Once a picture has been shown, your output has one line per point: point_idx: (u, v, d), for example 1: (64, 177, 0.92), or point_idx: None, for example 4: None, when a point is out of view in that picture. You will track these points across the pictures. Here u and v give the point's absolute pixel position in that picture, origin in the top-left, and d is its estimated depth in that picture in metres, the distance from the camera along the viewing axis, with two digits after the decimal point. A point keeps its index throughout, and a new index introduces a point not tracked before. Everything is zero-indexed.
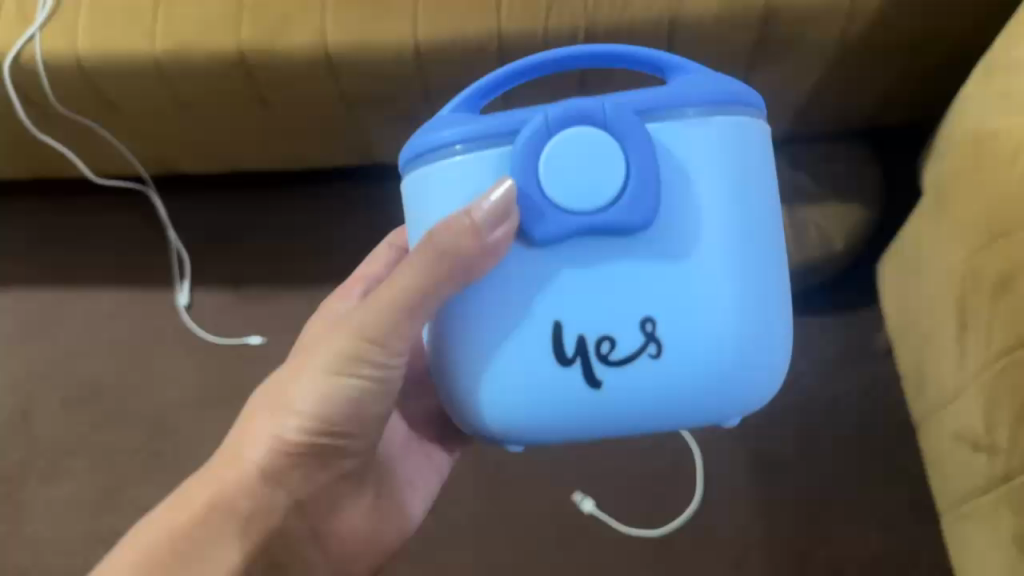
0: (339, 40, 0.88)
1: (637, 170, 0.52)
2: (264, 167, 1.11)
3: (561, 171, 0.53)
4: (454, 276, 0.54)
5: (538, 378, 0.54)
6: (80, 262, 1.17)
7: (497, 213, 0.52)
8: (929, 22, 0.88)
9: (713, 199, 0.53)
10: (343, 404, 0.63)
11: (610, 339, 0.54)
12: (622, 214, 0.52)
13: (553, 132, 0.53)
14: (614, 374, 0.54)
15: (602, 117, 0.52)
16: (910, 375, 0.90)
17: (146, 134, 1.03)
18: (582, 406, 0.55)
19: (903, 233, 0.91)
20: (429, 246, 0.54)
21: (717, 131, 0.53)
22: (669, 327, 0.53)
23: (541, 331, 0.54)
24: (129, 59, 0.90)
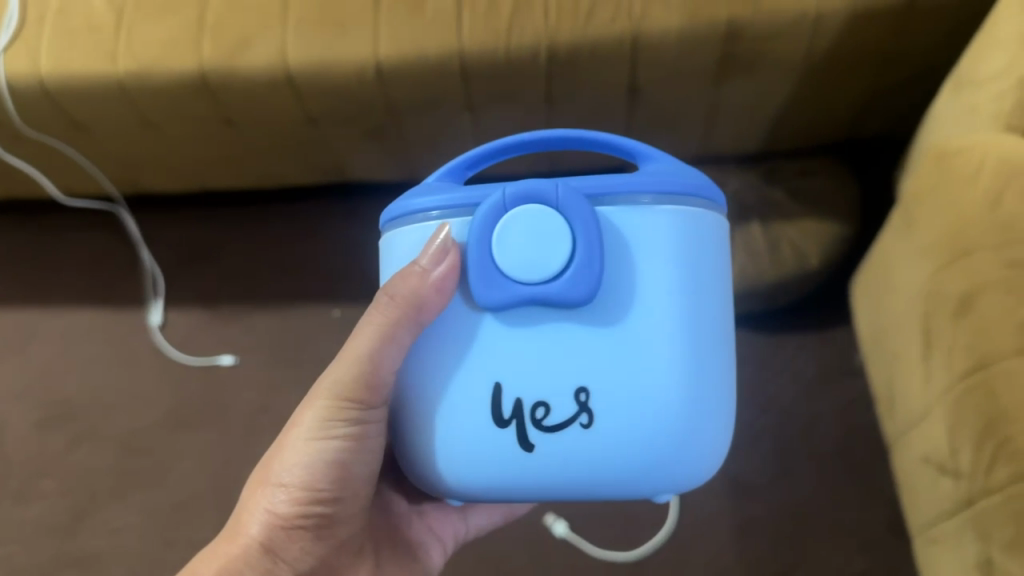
0: (300, 59, 0.88)
1: (583, 248, 0.52)
2: (232, 185, 1.10)
3: (510, 245, 0.53)
4: (405, 321, 0.56)
5: (476, 438, 0.55)
6: (53, 282, 1.17)
7: (439, 253, 0.54)
8: (894, 38, 0.87)
9: (655, 275, 0.53)
10: (325, 466, 0.62)
11: (544, 406, 0.53)
12: (563, 287, 0.52)
13: (508, 207, 0.53)
14: (546, 440, 0.54)
15: (553, 197, 0.53)
16: (881, 395, 0.88)
17: (114, 153, 1.02)
18: (512, 469, 0.55)
19: (872, 256, 0.90)
20: (386, 297, 0.56)
21: (667, 217, 0.53)
22: (602, 399, 0.53)
23: (481, 391, 0.54)
24: (91, 81, 0.90)
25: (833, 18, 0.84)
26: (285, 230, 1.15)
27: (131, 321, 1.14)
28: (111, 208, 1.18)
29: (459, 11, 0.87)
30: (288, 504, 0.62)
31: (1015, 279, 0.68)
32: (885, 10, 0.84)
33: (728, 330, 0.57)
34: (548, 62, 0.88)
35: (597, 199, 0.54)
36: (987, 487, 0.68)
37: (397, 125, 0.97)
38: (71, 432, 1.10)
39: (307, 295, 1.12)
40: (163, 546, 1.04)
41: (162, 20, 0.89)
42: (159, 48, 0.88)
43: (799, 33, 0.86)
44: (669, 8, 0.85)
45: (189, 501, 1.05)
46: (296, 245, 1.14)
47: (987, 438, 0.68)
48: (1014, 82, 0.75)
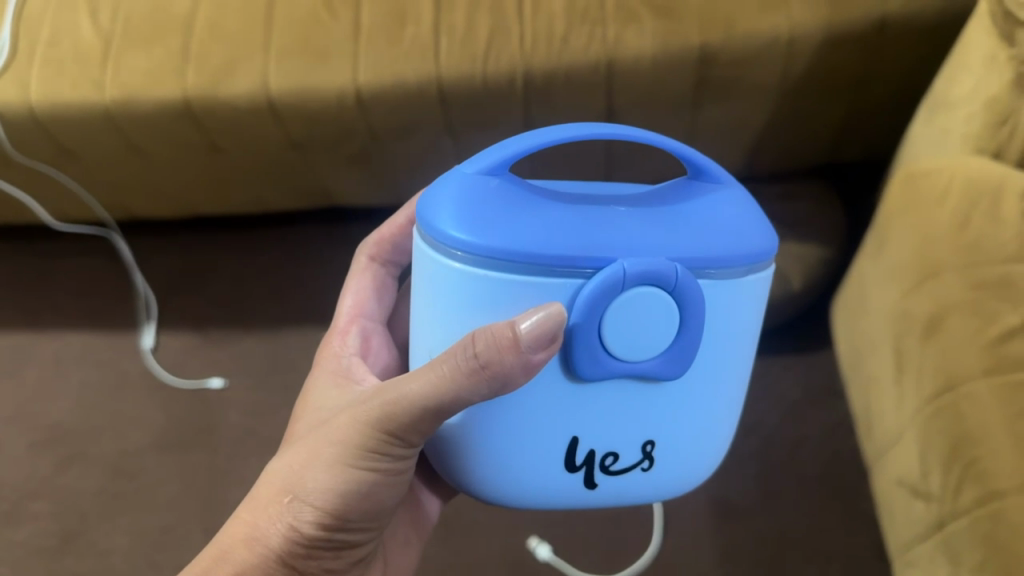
0: (281, 86, 0.89)
1: (689, 326, 0.49)
2: (222, 210, 1.12)
3: (619, 325, 0.48)
4: (481, 388, 0.48)
5: (538, 481, 0.52)
6: (49, 306, 1.20)
7: (541, 338, 0.46)
8: (868, 61, 0.88)
9: (734, 334, 0.52)
10: (356, 495, 0.56)
11: (614, 455, 0.52)
12: (660, 363, 0.50)
13: (625, 287, 0.47)
14: (610, 482, 0.53)
15: (672, 281, 0.48)
16: (861, 418, 0.87)
17: (105, 179, 1.04)
18: (561, 502, 0.54)
19: (850, 283, 0.89)
20: (464, 352, 0.47)
21: (755, 288, 0.51)
22: (663, 448, 0.53)
23: (556, 444, 0.51)
24: (79, 109, 0.92)
25: (806, 41, 0.86)
26: (276, 254, 1.18)
27: (124, 344, 1.16)
28: (103, 232, 1.20)
29: (436, 39, 0.88)
30: (312, 525, 0.57)
31: (981, 300, 0.68)
32: (857, 34, 0.86)
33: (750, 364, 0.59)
34: (525, 88, 0.89)
35: (701, 271, 0.49)
36: (956, 509, 0.67)
37: (382, 150, 0.99)
38: (63, 454, 1.11)
39: (297, 319, 1.13)
40: (148, 568, 1.03)
41: (149, 48, 0.91)
42: (145, 76, 0.90)
43: (774, 56, 0.87)
44: (643, 33, 0.86)
45: (174, 524, 1.05)
46: (290, 268, 1.17)
47: (954, 459, 0.67)
48: (979, 105, 0.75)
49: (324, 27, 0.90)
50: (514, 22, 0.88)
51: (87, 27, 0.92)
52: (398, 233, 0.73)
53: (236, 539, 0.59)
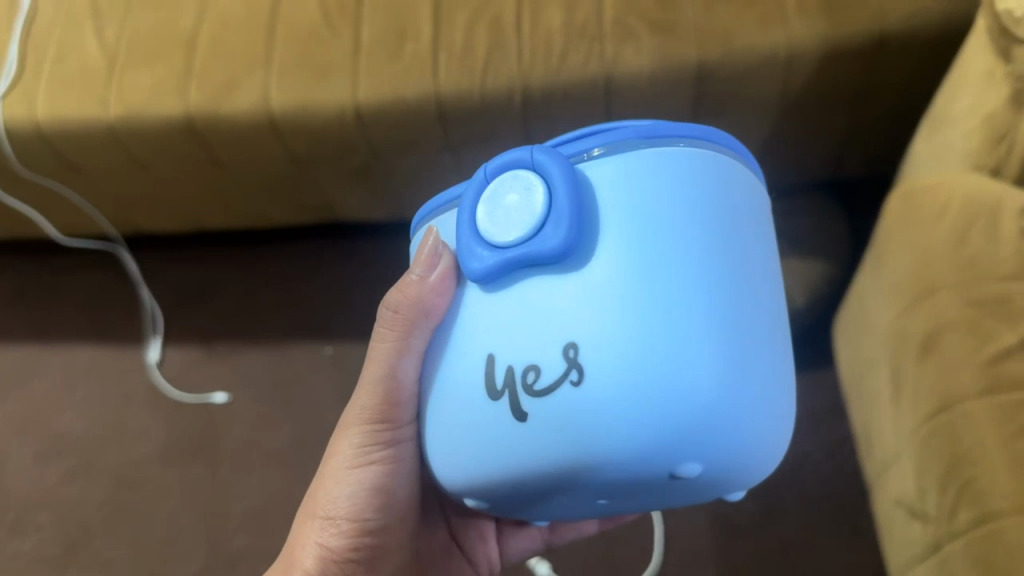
0: (282, 104, 0.90)
1: (560, 190, 0.44)
2: (227, 224, 1.13)
3: (493, 215, 0.47)
4: (413, 334, 0.54)
5: (476, 417, 0.47)
6: (56, 320, 1.21)
7: (430, 259, 0.52)
8: (867, 76, 0.88)
9: (665, 217, 0.44)
10: (364, 492, 0.62)
11: (534, 368, 0.44)
12: (547, 239, 0.44)
13: (491, 182, 0.48)
14: (542, 406, 0.44)
15: (529, 159, 0.46)
16: (860, 435, 0.86)
17: (109, 195, 1.06)
18: (512, 447, 0.46)
19: (852, 299, 0.88)
20: (391, 312, 0.56)
21: (665, 163, 0.45)
22: (596, 355, 0.43)
23: (475, 367, 0.47)
24: (83, 126, 0.93)
25: (804, 57, 0.85)
26: (282, 266, 1.18)
27: (133, 359, 1.17)
28: (110, 247, 1.22)
29: (435, 57, 0.89)
30: (337, 536, 0.63)
31: (976, 319, 0.68)
32: (855, 49, 0.85)
33: (765, 293, 0.48)
34: (522, 104, 0.89)
35: (579, 155, 0.46)
36: (952, 531, 0.66)
37: (382, 165, 0.99)
38: (69, 465, 1.12)
39: (299, 332, 1.13)
40: None
41: (152, 66, 0.93)
42: (147, 94, 0.92)
43: (772, 72, 0.86)
44: (640, 49, 0.86)
45: (177, 536, 1.06)
46: (292, 284, 1.17)
47: (949, 480, 0.67)
48: (978, 123, 0.74)
49: (324, 45, 0.91)
50: (512, 39, 0.88)
51: (93, 44, 0.95)
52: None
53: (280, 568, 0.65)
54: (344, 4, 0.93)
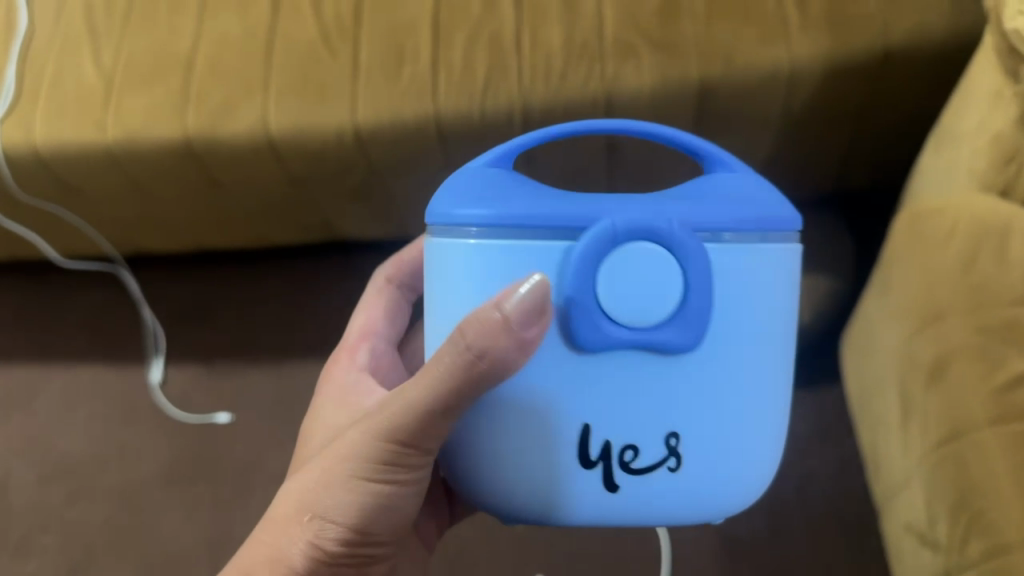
0: (281, 126, 0.90)
1: (693, 288, 0.48)
2: (229, 245, 1.12)
3: (614, 287, 0.48)
4: (484, 384, 0.49)
5: (555, 478, 0.51)
6: (57, 340, 1.20)
7: (529, 308, 0.46)
8: (872, 92, 0.87)
9: (759, 320, 0.50)
10: (373, 508, 0.58)
11: (634, 448, 0.50)
12: (673, 335, 0.48)
13: (619, 242, 0.48)
14: (633, 482, 0.50)
15: (667, 234, 0.48)
16: (868, 457, 0.85)
17: (108, 216, 1.05)
18: (590, 508, 0.51)
19: (859, 316, 0.87)
20: (460, 345, 0.48)
21: (773, 267, 0.50)
22: (691, 445, 0.50)
23: (568, 431, 0.50)
24: (82, 149, 0.93)
25: (808, 74, 0.84)
26: (280, 284, 1.17)
27: (136, 377, 1.16)
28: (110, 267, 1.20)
29: (434, 77, 0.88)
30: (335, 543, 0.58)
31: (987, 344, 0.66)
32: (860, 65, 0.84)
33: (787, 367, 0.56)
34: (523, 124, 0.88)
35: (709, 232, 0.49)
36: (963, 561, 0.65)
37: (383, 184, 0.98)
38: (70, 486, 1.11)
39: (302, 351, 1.13)
40: None
41: (150, 88, 0.92)
42: (145, 117, 0.91)
43: (778, 90, 0.86)
44: (642, 66, 0.85)
45: (180, 557, 1.06)
46: (290, 301, 1.16)
47: (959, 510, 0.65)
48: (986, 142, 0.73)
49: (323, 66, 0.90)
50: (512, 58, 0.87)
51: (90, 66, 0.94)
52: (415, 251, 0.77)
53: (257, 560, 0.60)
54: (342, 24, 0.92)
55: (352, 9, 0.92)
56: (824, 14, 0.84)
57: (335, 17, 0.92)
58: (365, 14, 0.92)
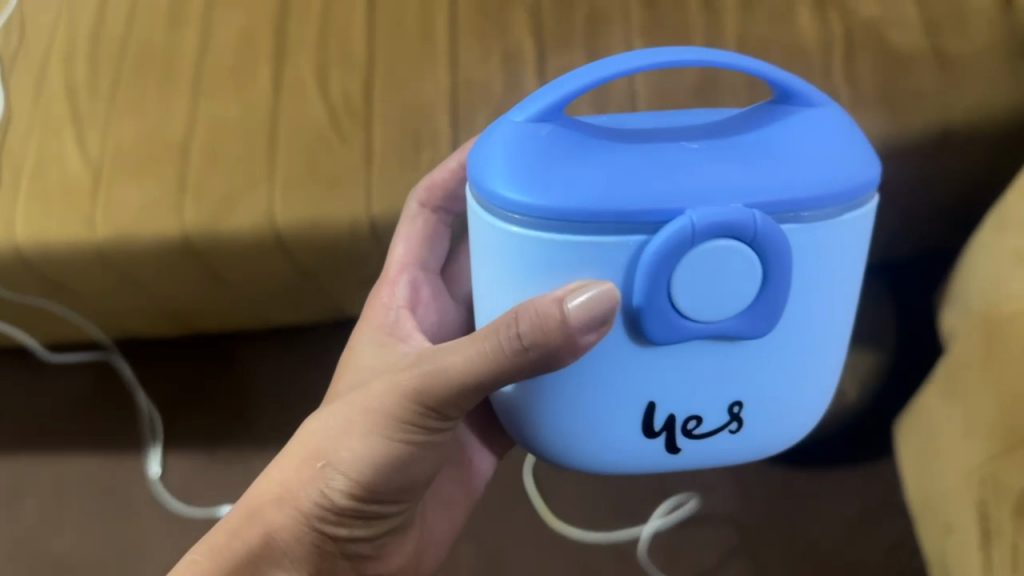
0: (289, 219, 0.82)
1: (770, 278, 0.46)
2: (225, 327, 1.04)
3: (690, 282, 0.46)
4: (526, 364, 0.47)
5: (619, 446, 0.51)
6: (46, 431, 1.12)
7: (590, 316, 0.44)
8: (927, 169, 0.81)
9: (828, 284, 0.49)
10: (393, 468, 0.55)
11: (696, 418, 0.51)
12: (745, 322, 0.48)
13: (698, 245, 0.45)
14: (694, 446, 0.52)
15: (751, 234, 0.45)
16: (936, 565, 0.79)
17: (97, 307, 0.97)
18: (651, 468, 0.53)
19: (923, 408, 0.82)
20: (515, 331, 0.46)
21: (850, 233, 0.48)
22: (753, 408, 0.52)
23: (634, 405, 0.50)
24: (70, 249, 0.85)
25: None
26: (284, 364, 1.11)
27: (132, 469, 1.08)
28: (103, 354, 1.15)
29: None
30: (343, 494, 0.56)
31: None
32: (914, 145, 0.78)
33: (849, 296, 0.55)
34: None
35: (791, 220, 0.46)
36: None
37: None
38: None
39: None
40: None
41: (141, 178, 0.84)
42: (138, 211, 0.83)
43: None
44: None
45: None
46: (295, 381, 1.10)
47: None
48: None
49: (332, 154, 0.83)
50: None
51: (74, 156, 0.85)
52: (451, 178, 0.69)
53: (271, 498, 0.58)
54: (351, 108, 0.85)
55: (362, 90, 0.85)
56: (876, 91, 0.78)
57: (343, 99, 0.85)
58: (376, 96, 0.85)
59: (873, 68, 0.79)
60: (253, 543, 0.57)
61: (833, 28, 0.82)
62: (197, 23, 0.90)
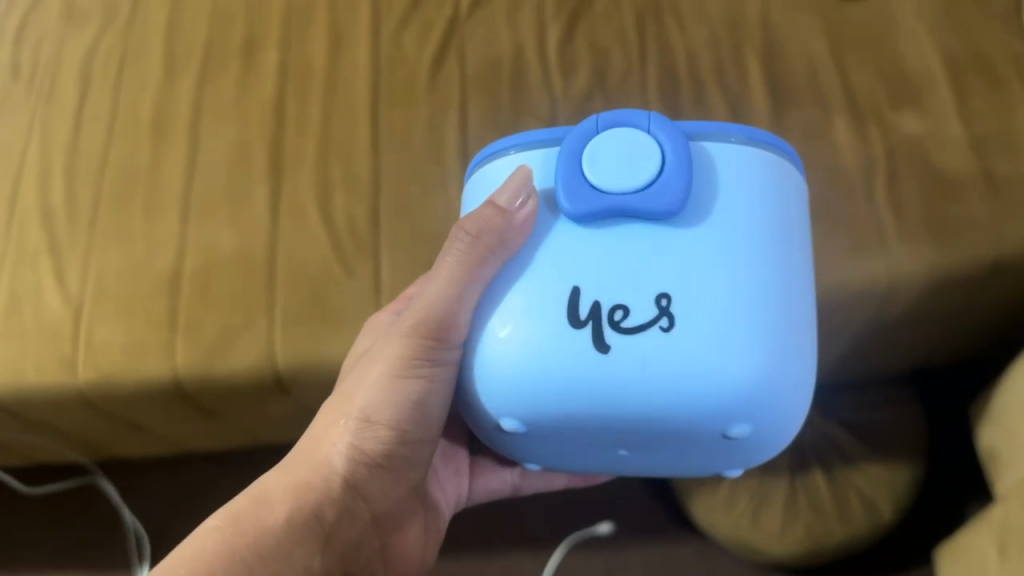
0: (289, 361, 0.75)
1: (671, 161, 0.50)
2: (216, 446, 0.97)
3: (600, 167, 0.51)
4: (491, 262, 0.52)
5: (548, 339, 0.49)
6: (24, 555, 1.03)
7: (517, 195, 0.52)
8: (975, 294, 0.75)
9: (745, 197, 0.51)
10: (408, 408, 0.58)
11: (623, 307, 0.49)
12: (658, 197, 0.49)
13: (602, 132, 0.52)
14: (625, 342, 0.48)
15: (644, 126, 0.52)
16: None
17: (81, 436, 0.89)
18: (582, 376, 0.49)
19: (975, 551, 0.76)
20: (464, 236, 0.53)
21: (757, 162, 0.52)
22: (686, 306, 0.48)
23: (558, 288, 0.50)
24: (47, 393, 0.77)
25: (907, 289, 0.73)
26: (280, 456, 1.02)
27: None
28: (83, 477, 1.05)
29: None
30: (365, 442, 0.58)
31: None
32: (965, 277, 0.73)
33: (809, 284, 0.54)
34: None
35: (696, 137, 0.52)
36: None
37: None
38: None
39: None
40: None
41: (131, 314, 0.77)
42: (124, 352, 0.76)
43: (872, 303, 0.74)
44: None
45: None
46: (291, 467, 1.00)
47: None
48: None
49: (338, 289, 0.76)
50: None
51: (54, 292, 0.78)
52: None
53: (297, 464, 0.59)
54: (358, 235, 0.78)
55: (370, 216, 0.78)
56: (922, 220, 0.73)
57: (349, 225, 0.78)
58: (386, 223, 0.78)
59: (916, 194, 0.74)
60: (282, 513, 0.56)
61: (874, 146, 0.76)
62: (183, 135, 0.83)
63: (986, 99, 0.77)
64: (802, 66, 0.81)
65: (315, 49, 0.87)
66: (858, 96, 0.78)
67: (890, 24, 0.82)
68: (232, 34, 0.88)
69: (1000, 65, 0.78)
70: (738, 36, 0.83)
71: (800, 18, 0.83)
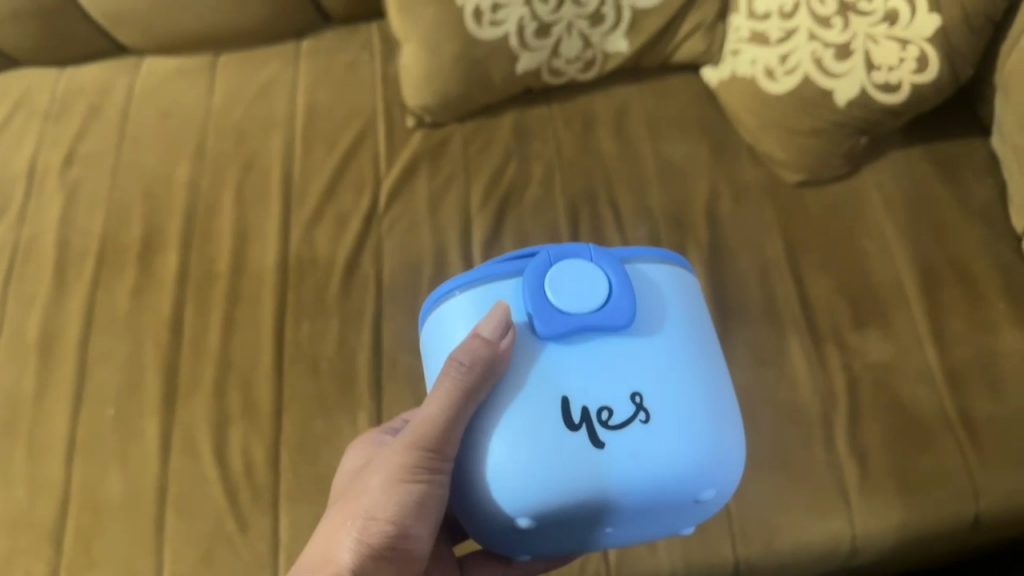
0: None
1: (624, 284, 0.44)
2: None
3: (560, 291, 0.44)
4: (486, 384, 0.42)
5: (541, 449, 0.41)
6: None
7: (497, 327, 0.43)
8: (952, 543, 0.65)
9: (683, 304, 0.47)
10: (406, 522, 0.45)
11: (608, 408, 0.42)
12: (620, 314, 0.43)
13: (553, 264, 0.46)
14: (617, 441, 0.42)
15: (588, 255, 0.46)
16: None
17: None
18: (577, 478, 0.41)
19: None
20: (456, 365, 0.43)
21: (679, 275, 0.48)
22: (663, 399, 0.43)
23: (541, 400, 0.42)
24: None
25: (875, 550, 0.63)
26: None
27: None
28: None
29: None
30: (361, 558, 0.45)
31: None
32: (942, 535, 0.63)
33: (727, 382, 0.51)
34: None
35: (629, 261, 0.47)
36: None
37: None
38: None
39: None
40: None
41: None
42: None
43: (830, 562, 0.64)
44: (655, 548, 0.63)
45: None
46: None
47: None
48: None
49: (230, 547, 0.66)
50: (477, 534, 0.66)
51: None
52: None
53: None
54: (255, 484, 0.68)
55: (268, 460, 0.69)
56: (887, 468, 0.63)
57: (246, 472, 0.69)
58: (287, 469, 0.69)
59: (881, 436, 0.64)
60: None
61: (834, 377, 0.67)
62: (69, 356, 0.75)
63: (962, 315, 0.68)
64: (753, 273, 0.71)
65: (219, 250, 0.79)
66: (817, 317, 0.69)
67: (853, 219, 0.73)
68: (128, 231, 0.81)
69: (977, 271, 0.69)
70: (680, 232, 0.74)
71: (751, 213, 0.74)
